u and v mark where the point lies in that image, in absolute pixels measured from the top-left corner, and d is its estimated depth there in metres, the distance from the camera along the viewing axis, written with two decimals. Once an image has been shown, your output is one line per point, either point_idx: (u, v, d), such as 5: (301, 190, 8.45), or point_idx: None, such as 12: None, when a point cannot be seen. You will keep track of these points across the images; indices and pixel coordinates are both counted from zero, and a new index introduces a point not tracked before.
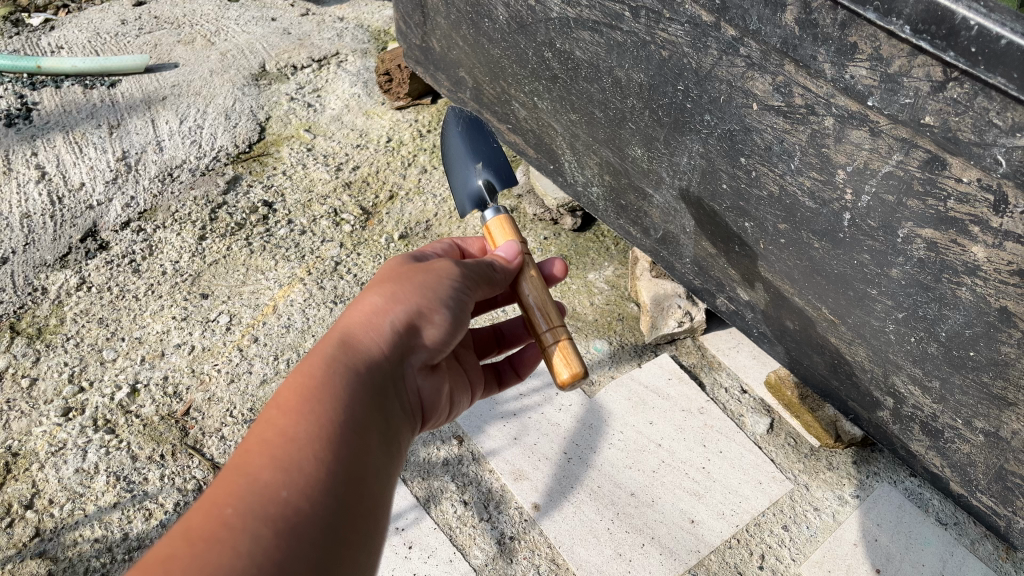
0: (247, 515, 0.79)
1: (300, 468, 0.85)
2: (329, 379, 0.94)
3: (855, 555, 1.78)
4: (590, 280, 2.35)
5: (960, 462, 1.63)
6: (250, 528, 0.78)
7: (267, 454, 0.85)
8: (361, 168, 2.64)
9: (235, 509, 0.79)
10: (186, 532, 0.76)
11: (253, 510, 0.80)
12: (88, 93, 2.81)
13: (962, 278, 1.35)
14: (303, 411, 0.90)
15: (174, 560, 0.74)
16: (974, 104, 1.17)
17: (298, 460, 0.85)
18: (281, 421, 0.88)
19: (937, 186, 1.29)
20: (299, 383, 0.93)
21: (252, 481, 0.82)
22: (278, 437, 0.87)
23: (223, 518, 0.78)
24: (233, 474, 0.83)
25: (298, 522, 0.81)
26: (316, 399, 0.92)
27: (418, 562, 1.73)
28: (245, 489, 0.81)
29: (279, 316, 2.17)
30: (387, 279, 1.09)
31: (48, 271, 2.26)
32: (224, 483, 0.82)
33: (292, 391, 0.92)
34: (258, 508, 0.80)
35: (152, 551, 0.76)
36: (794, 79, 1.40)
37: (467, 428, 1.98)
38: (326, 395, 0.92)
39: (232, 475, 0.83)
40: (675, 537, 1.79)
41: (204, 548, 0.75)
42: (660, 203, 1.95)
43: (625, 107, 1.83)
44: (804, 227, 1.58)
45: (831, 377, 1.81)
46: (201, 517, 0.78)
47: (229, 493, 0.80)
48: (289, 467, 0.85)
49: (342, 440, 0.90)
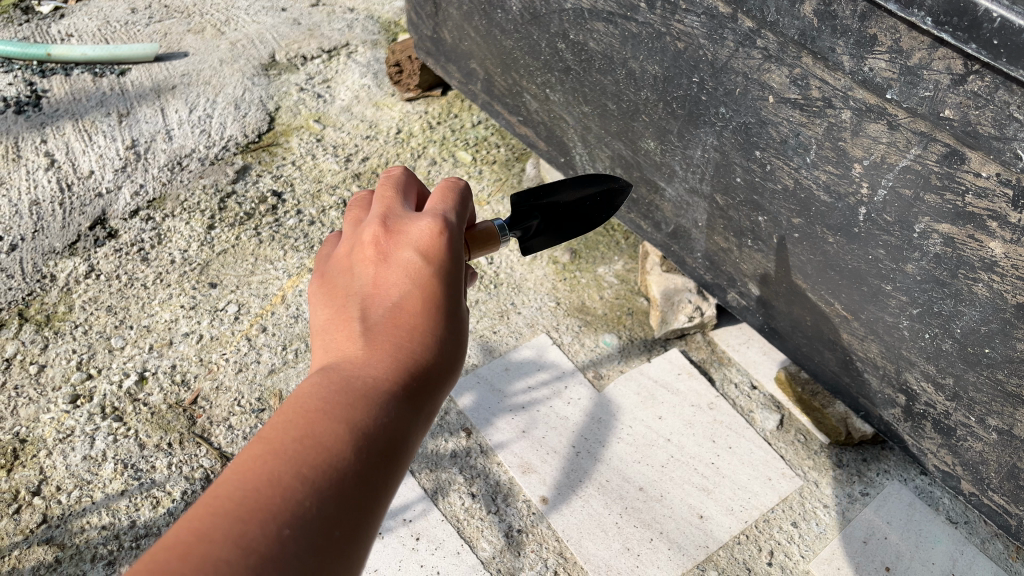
0: (300, 535, 0.69)
1: (358, 509, 0.75)
2: (403, 419, 0.83)
3: (865, 553, 1.77)
4: (599, 273, 2.34)
5: (972, 460, 1.62)
6: (303, 559, 0.68)
7: (333, 480, 0.74)
8: (370, 159, 2.63)
9: (293, 532, 0.69)
10: (236, 537, 0.66)
11: (309, 539, 0.70)
12: (98, 81, 2.80)
13: (979, 274, 1.34)
14: (359, 426, 0.79)
15: (225, 567, 0.64)
16: (994, 97, 1.15)
17: (360, 505, 0.75)
18: (356, 448, 0.77)
19: (956, 181, 1.28)
20: (377, 412, 0.81)
21: (306, 493, 0.71)
22: (347, 466, 0.75)
23: (280, 539, 0.68)
24: (284, 476, 0.72)
25: (341, 570, 0.72)
26: (372, 413, 0.80)
27: (424, 553, 1.73)
28: (308, 510, 0.71)
29: (287, 306, 2.17)
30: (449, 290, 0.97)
31: (57, 258, 2.26)
32: (283, 489, 0.71)
33: (369, 417, 0.80)
34: (315, 538, 0.70)
35: (192, 547, 0.65)
36: (812, 72, 1.39)
37: (475, 420, 1.98)
38: (399, 439, 0.82)
39: (292, 482, 0.71)
40: (684, 532, 1.78)
41: (258, 569, 0.65)
42: (672, 197, 1.94)
43: (639, 100, 1.82)
44: (818, 222, 1.57)
45: (841, 373, 1.80)
46: (256, 522, 0.68)
47: (281, 501, 0.70)
48: (350, 504, 0.74)
49: (393, 492, 0.80)
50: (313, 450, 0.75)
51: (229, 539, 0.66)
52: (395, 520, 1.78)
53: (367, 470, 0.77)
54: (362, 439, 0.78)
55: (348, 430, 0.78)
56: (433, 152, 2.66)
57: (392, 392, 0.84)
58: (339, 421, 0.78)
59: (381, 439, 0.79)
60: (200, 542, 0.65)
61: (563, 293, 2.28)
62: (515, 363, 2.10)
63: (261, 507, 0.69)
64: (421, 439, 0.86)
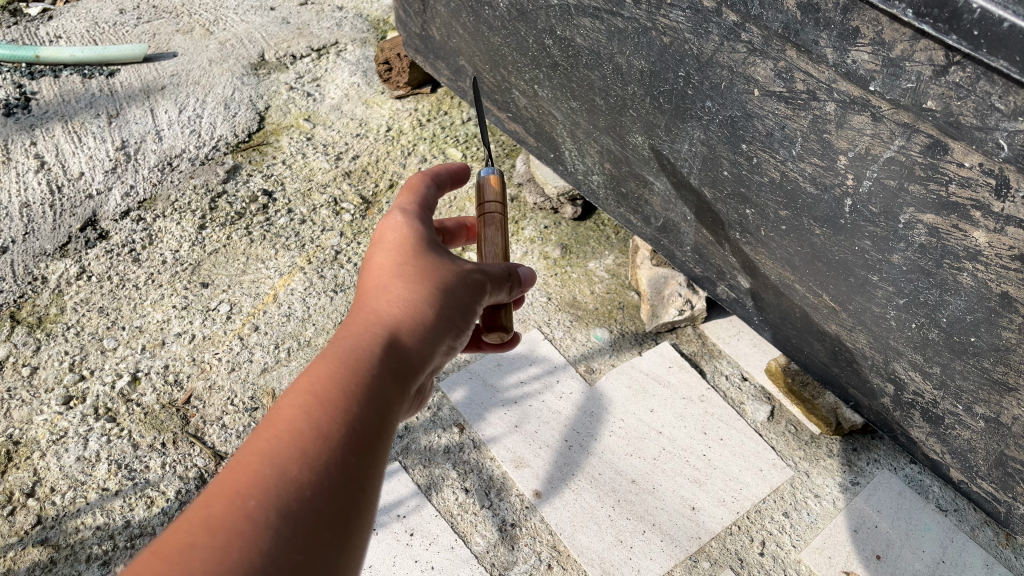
0: (270, 507, 0.70)
1: (327, 468, 0.75)
2: (361, 376, 0.84)
3: (855, 542, 1.78)
4: (590, 268, 2.35)
5: (960, 448, 1.63)
6: (274, 524, 0.69)
7: (294, 443, 0.75)
8: (360, 157, 2.63)
9: (259, 502, 0.70)
10: (205, 520, 0.67)
11: (277, 503, 0.70)
12: (87, 82, 2.80)
13: (964, 263, 1.35)
14: (319, 389, 0.81)
15: (193, 550, 0.65)
16: (976, 87, 1.16)
17: (330, 460, 0.76)
18: (310, 410, 0.78)
19: (939, 171, 1.29)
20: (333, 373, 0.83)
21: (272, 464, 0.73)
22: (307, 427, 0.77)
23: (247, 510, 0.69)
24: (248, 454, 0.73)
25: (320, 523, 0.72)
26: (334, 375, 0.83)
27: (419, 548, 1.73)
28: (270, 480, 0.71)
29: (279, 305, 2.18)
30: (406, 253, 1.02)
31: (48, 260, 2.25)
32: (243, 467, 0.72)
33: (323, 378, 0.82)
34: (283, 502, 0.71)
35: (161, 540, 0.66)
36: (795, 65, 1.39)
37: (468, 415, 1.98)
38: (360, 396, 0.82)
39: (253, 458, 0.73)
40: (676, 524, 1.80)
41: (229, 544, 0.66)
42: (660, 190, 1.95)
43: (626, 94, 1.82)
44: (805, 214, 1.59)
45: (831, 364, 1.82)
46: (223, 502, 0.68)
47: (247, 478, 0.71)
48: (315, 460, 0.75)
49: (375, 442, 0.81)
50: (273, 426, 0.76)
51: (198, 523, 0.67)
52: (389, 515, 1.79)
53: (329, 427, 0.78)
54: (319, 400, 0.80)
55: (304, 398, 0.79)
56: (423, 149, 2.66)
57: (350, 352, 0.86)
58: (294, 391, 0.80)
59: (340, 396, 0.81)
60: (170, 538, 0.66)
61: (554, 289, 2.29)
62: (507, 359, 2.11)
63: (227, 487, 0.70)
64: (392, 393, 0.86)
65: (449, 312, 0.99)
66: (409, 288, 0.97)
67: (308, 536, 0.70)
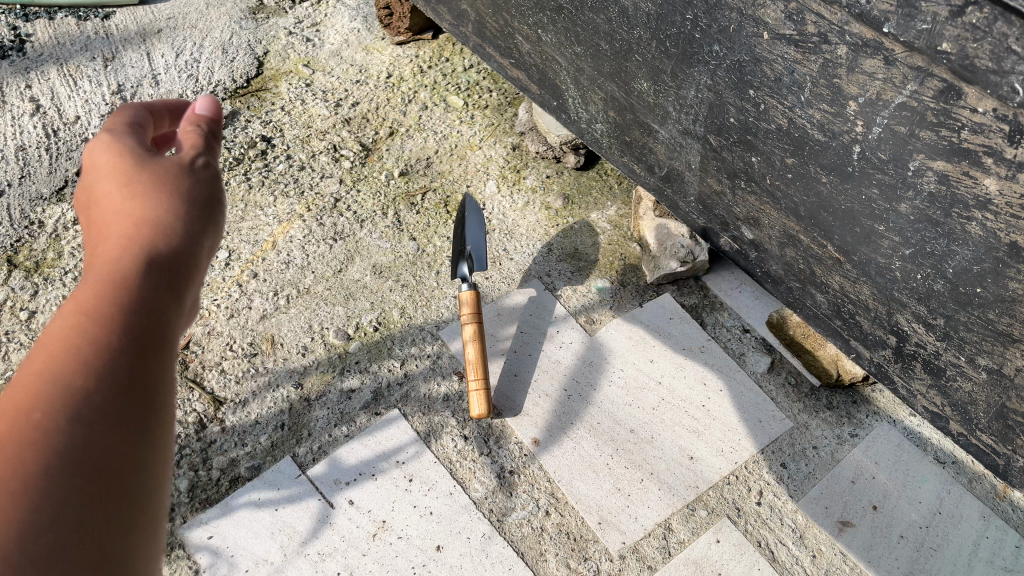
0: (53, 422, 0.55)
1: (114, 379, 0.60)
2: (126, 276, 0.66)
3: (852, 493, 1.80)
4: (592, 219, 2.33)
5: (961, 400, 1.63)
6: (58, 440, 0.55)
7: (76, 358, 0.59)
8: (360, 104, 2.60)
9: (43, 415, 0.55)
10: None
11: (66, 418, 0.56)
12: (82, 25, 2.71)
13: (973, 212, 1.32)
14: (97, 299, 0.63)
15: None
16: (993, 29, 1.12)
17: (117, 374, 0.60)
18: (86, 316, 0.62)
19: (951, 117, 1.26)
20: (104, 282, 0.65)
21: (56, 381, 0.57)
22: (85, 340, 0.60)
23: (28, 426, 0.54)
24: (33, 372, 0.58)
25: (112, 444, 0.57)
26: (106, 284, 0.65)
27: (418, 494, 1.74)
28: (49, 392, 0.56)
29: (278, 252, 2.16)
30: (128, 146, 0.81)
31: (45, 204, 2.23)
32: (27, 386, 0.57)
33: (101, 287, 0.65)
34: (67, 417, 0.56)
35: None
36: (807, 7, 1.36)
37: (467, 364, 1.97)
38: (132, 299, 0.65)
39: (36, 376, 0.57)
40: (674, 473, 1.81)
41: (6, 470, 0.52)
42: (665, 139, 1.92)
43: (632, 39, 1.78)
44: (812, 162, 1.56)
45: (833, 316, 1.81)
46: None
47: (26, 397, 0.56)
48: (103, 375, 0.59)
49: (167, 358, 0.65)
50: (54, 336, 0.60)
51: None
52: (388, 461, 1.78)
53: (111, 336, 0.62)
54: (92, 312, 0.62)
55: (84, 307, 0.63)
56: (424, 97, 2.64)
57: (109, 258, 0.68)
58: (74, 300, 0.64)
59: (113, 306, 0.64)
60: None
61: (555, 239, 2.27)
62: (507, 308, 2.09)
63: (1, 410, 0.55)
64: (173, 296, 0.69)
65: (213, 213, 0.80)
66: (163, 186, 0.77)
67: (102, 459, 0.56)
